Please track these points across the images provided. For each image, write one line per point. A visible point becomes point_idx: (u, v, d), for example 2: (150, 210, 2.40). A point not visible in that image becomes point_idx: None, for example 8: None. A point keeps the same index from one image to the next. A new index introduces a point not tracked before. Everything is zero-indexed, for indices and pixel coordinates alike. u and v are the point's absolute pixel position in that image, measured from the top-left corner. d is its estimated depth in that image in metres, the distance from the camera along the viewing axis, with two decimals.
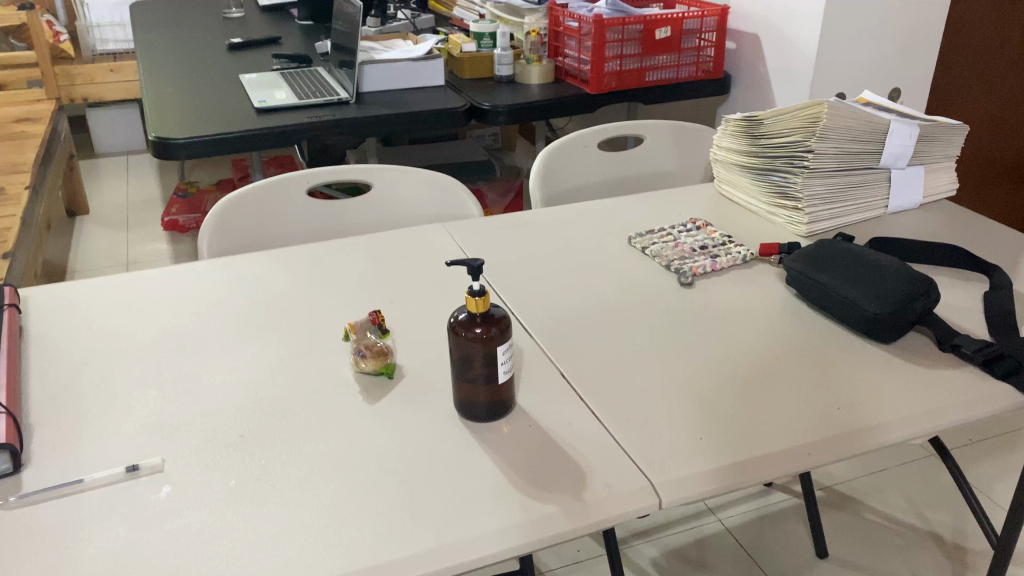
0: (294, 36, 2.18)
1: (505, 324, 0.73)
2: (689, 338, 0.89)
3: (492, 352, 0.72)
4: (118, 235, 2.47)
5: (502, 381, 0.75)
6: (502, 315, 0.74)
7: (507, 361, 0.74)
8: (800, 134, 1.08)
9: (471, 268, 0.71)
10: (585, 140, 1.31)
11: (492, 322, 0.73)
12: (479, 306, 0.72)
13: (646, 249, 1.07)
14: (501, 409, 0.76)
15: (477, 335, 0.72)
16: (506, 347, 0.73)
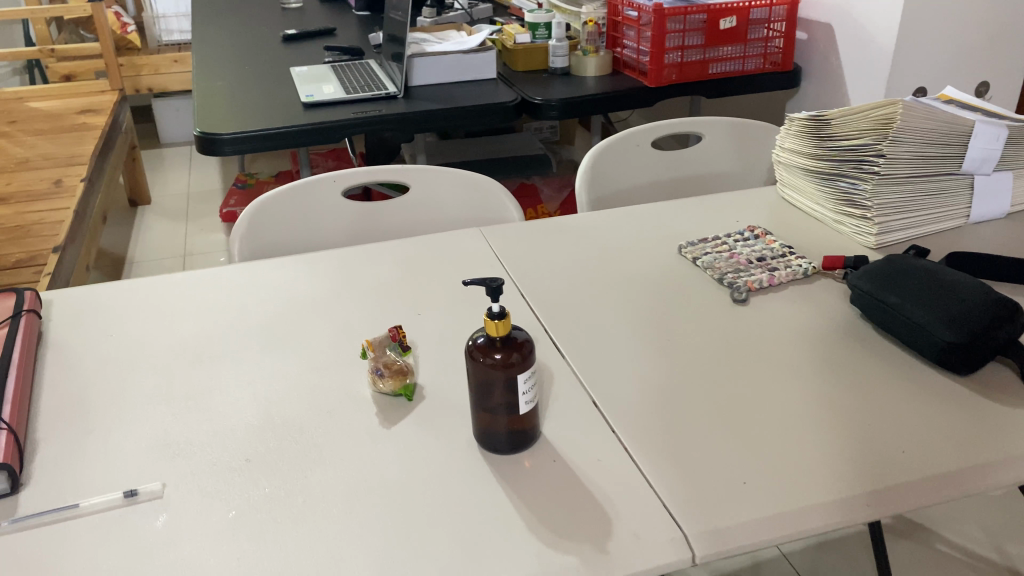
0: (349, 27, 2.14)
1: (528, 349, 0.67)
2: (739, 363, 0.81)
3: (513, 381, 0.67)
4: (178, 226, 2.49)
5: (525, 412, 0.68)
6: (525, 339, 0.68)
7: (529, 390, 0.68)
8: (870, 137, 0.98)
9: (489, 287, 0.65)
10: (636, 138, 1.23)
11: (512, 347, 0.67)
12: (498, 330, 0.66)
13: (698, 261, 0.99)
14: (524, 441, 0.70)
15: (495, 361, 0.66)
16: (528, 375, 0.67)
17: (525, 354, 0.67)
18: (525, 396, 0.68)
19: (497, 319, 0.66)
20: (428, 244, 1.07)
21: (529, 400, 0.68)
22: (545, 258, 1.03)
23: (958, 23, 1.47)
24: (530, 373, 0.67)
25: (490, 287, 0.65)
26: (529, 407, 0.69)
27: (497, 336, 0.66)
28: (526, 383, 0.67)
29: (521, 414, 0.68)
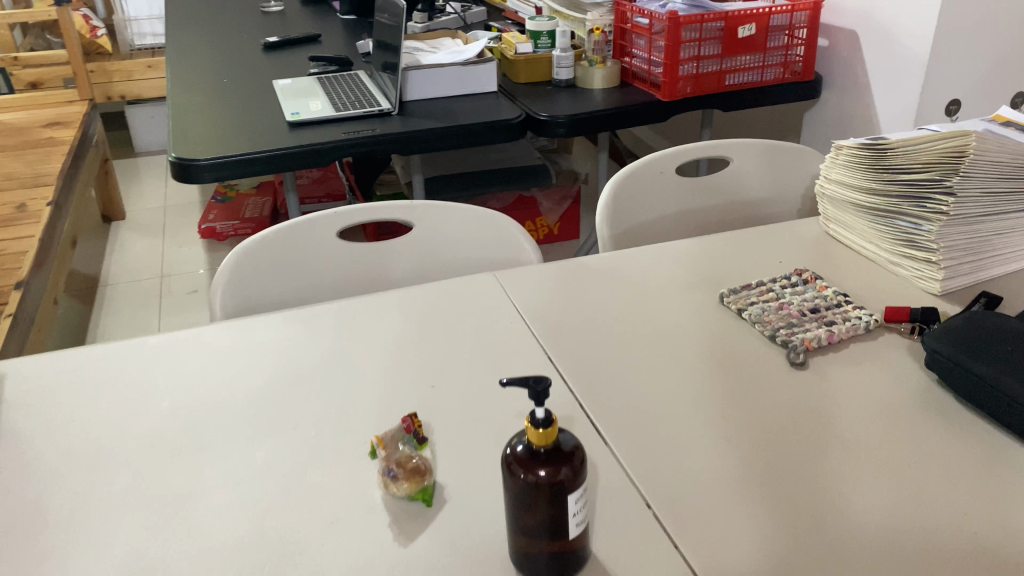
0: (334, 33, 2.01)
1: (578, 461, 0.56)
2: (810, 450, 0.70)
3: (561, 501, 0.55)
4: (154, 242, 2.35)
5: (573, 536, 0.57)
6: (574, 448, 0.56)
7: (579, 511, 0.56)
8: (936, 171, 0.87)
9: (532, 389, 0.54)
10: (661, 164, 1.12)
11: (560, 460, 0.55)
12: (543, 439, 0.55)
13: (743, 312, 0.88)
14: (571, 567, 0.58)
15: (540, 478, 0.55)
16: (579, 494, 0.55)
17: (575, 468, 0.55)
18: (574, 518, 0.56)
19: (541, 426, 0.54)
20: (436, 292, 0.95)
21: (578, 523, 0.56)
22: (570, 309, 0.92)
23: (997, 32, 1.37)
24: (581, 490, 0.55)
25: (534, 388, 0.54)
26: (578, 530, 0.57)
27: (540, 446, 0.55)
28: (576, 504, 0.55)
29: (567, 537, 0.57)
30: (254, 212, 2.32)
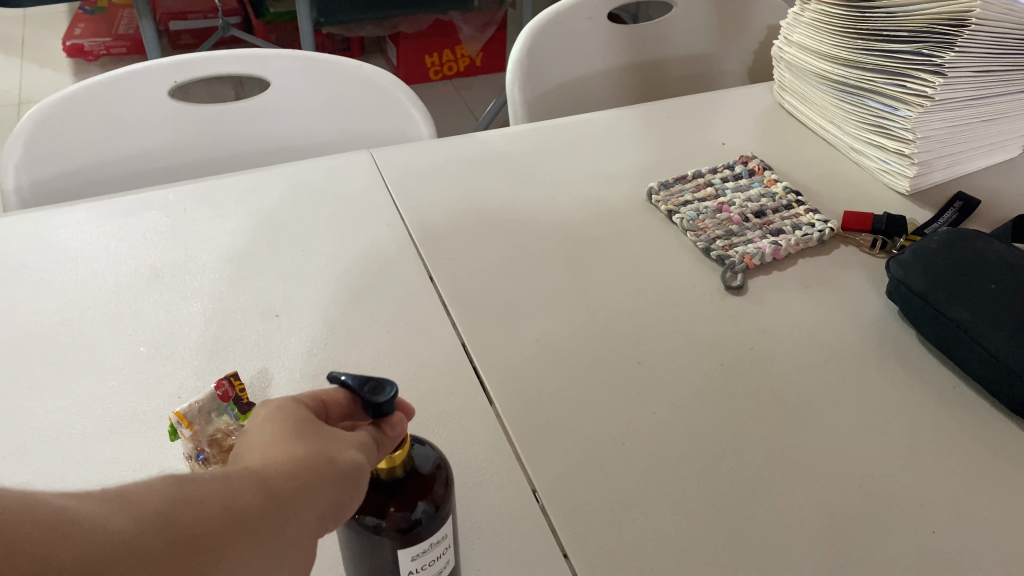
0: None
1: (443, 492, 0.39)
2: (741, 408, 0.56)
3: (400, 557, 0.38)
4: (10, 60, 2.03)
5: None
6: (439, 468, 0.40)
7: (433, 560, 0.40)
8: (926, 42, 0.69)
9: (384, 399, 0.35)
10: (590, 10, 0.98)
11: (422, 492, 0.38)
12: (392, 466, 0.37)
13: (674, 216, 0.72)
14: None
15: (383, 521, 0.37)
16: (437, 538, 0.39)
17: (437, 498, 0.39)
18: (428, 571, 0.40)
19: (389, 447, 0.36)
20: (306, 182, 0.77)
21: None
22: (463, 207, 0.74)
23: None
24: (441, 531, 0.39)
25: (381, 399, 0.35)
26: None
27: (387, 476, 0.38)
28: (431, 552, 0.39)
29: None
30: (128, 28, 2.04)
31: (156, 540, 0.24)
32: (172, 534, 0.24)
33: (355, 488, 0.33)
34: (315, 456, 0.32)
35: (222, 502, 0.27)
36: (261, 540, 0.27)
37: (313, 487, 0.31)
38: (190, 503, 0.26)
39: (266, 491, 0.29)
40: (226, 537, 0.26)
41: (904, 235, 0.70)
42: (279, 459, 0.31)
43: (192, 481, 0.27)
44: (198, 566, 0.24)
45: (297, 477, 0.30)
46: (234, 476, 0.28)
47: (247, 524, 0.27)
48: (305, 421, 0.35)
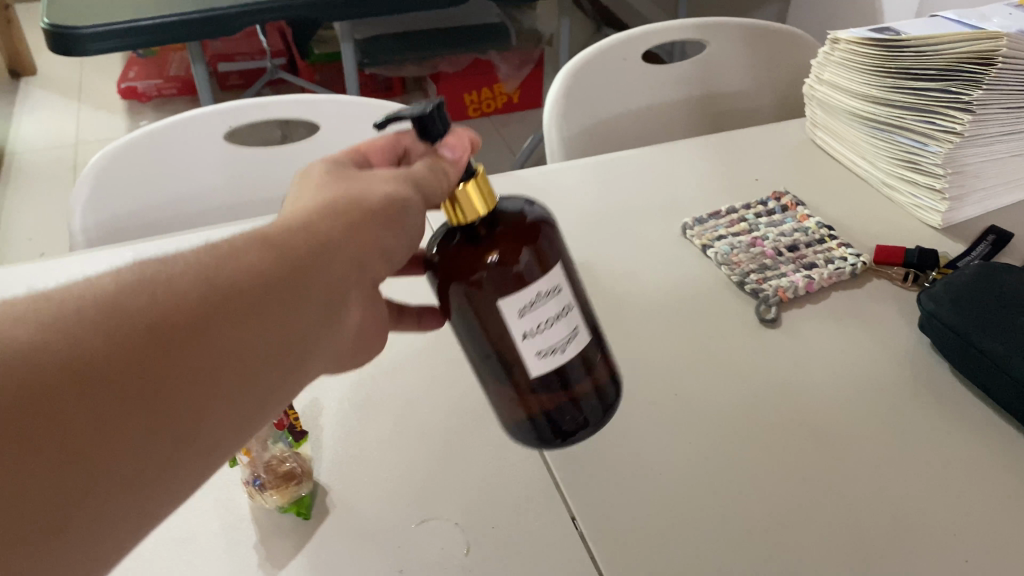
0: None
1: (547, 249, 0.42)
2: (775, 438, 0.57)
3: (513, 309, 0.41)
4: (69, 102, 2.13)
5: (564, 365, 0.43)
6: (544, 223, 0.43)
7: (555, 316, 0.42)
8: (954, 79, 0.71)
9: (432, 120, 0.40)
10: (625, 49, 1.01)
11: (523, 239, 0.42)
12: (471, 207, 0.41)
13: (708, 250, 0.74)
14: (592, 419, 0.47)
15: (492, 269, 0.41)
16: (548, 284, 0.41)
17: (540, 248, 0.42)
18: (554, 332, 0.42)
19: (455, 177, 0.41)
20: None
21: (553, 346, 0.42)
22: None
23: None
24: (552, 280, 0.41)
25: (428, 123, 0.40)
26: (575, 355, 0.44)
27: (476, 223, 0.42)
28: (546, 303, 0.41)
29: (560, 372, 0.44)
30: (179, 70, 2.13)
31: (141, 323, 0.30)
32: (163, 296, 0.31)
33: (395, 224, 0.40)
34: (340, 204, 0.39)
35: (216, 264, 0.33)
36: (267, 299, 0.34)
37: (336, 234, 0.38)
38: (184, 270, 0.32)
39: (269, 246, 0.35)
40: (225, 289, 0.33)
41: (936, 269, 0.71)
42: (303, 217, 0.38)
43: (188, 255, 0.33)
44: (198, 325, 0.31)
45: (312, 229, 0.37)
46: (228, 249, 0.34)
47: (241, 279, 0.33)
48: (345, 179, 0.42)
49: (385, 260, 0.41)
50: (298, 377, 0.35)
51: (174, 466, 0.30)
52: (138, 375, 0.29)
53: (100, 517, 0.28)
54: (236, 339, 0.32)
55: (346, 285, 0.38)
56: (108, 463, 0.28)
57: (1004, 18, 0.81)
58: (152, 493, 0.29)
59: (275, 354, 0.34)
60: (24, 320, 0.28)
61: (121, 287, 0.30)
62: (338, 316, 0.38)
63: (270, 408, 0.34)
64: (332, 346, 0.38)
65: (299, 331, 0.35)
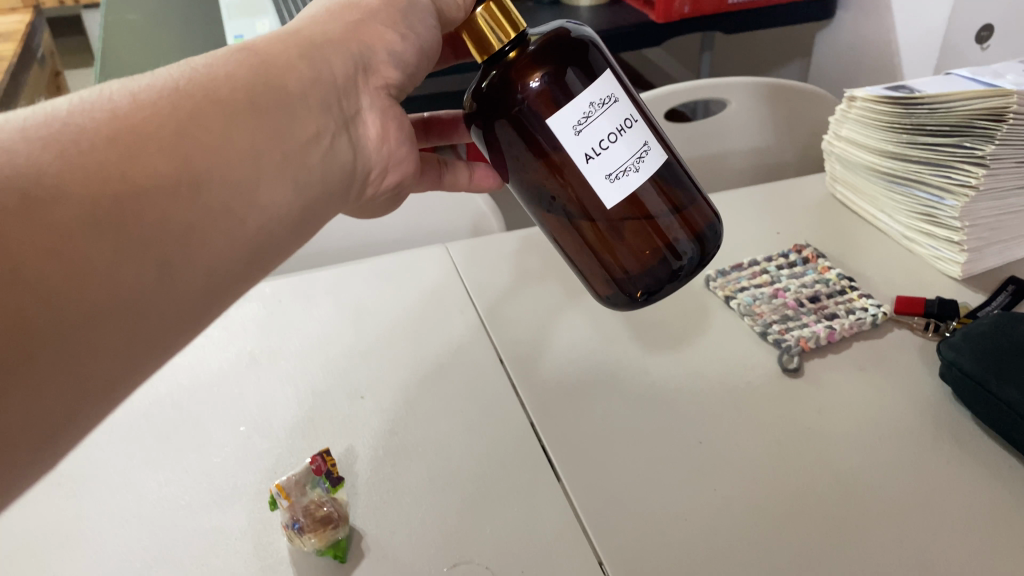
0: None
1: (592, 65, 0.48)
2: (797, 485, 0.59)
3: (567, 125, 0.47)
4: None
5: (634, 181, 0.50)
6: (584, 41, 0.49)
7: (615, 131, 0.48)
8: (967, 134, 0.73)
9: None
10: (648, 109, 1.04)
11: (561, 58, 0.48)
12: (492, 31, 0.49)
13: (731, 301, 0.76)
14: (687, 269, 0.54)
15: (535, 93, 0.48)
16: (599, 96, 0.48)
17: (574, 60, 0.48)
18: (619, 148, 0.49)
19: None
20: (386, 273, 0.84)
21: (622, 167, 0.49)
22: (532, 293, 0.80)
23: None
24: (603, 90, 0.48)
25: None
26: (651, 168, 0.50)
27: (506, 47, 0.49)
28: (600, 115, 0.48)
29: (634, 195, 0.50)
30: None
31: (127, 135, 0.35)
32: (148, 114, 0.37)
33: (399, 18, 0.51)
34: (342, 11, 0.50)
35: (190, 88, 0.39)
36: (242, 109, 0.40)
37: (338, 35, 0.48)
38: (163, 93, 0.38)
39: (247, 66, 0.42)
40: (203, 107, 0.39)
41: (956, 318, 0.72)
42: (315, 20, 0.49)
43: (167, 80, 0.39)
44: (180, 134, 0.37)
45: (313, 35, 0.47)
46: (186, 79, 0.40)
47: (205, 94, 0.39)
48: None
49: (393, 64, 0.51)
50: (285, 189, 0.42)
51: (168, 284, 0.36)
52: (140, 168, 0.35)
53: (98, 337, 0.33)
54: (218, 158, 0.38)
55: (339, 95, 0.47)
56: (102, 289, 0.33)
57: (1017, 75, 0.83)
58: (186, 248, 0.36)
59: (261, 163, 0.41)
60: (17, 143, 0.33)
61: (107, 114, 0.36)
62: (321, 138, 0.45)
63: (258, 223, 0.41)
64: (321, 161, 0.45)
65: (284, 143, 0.42)
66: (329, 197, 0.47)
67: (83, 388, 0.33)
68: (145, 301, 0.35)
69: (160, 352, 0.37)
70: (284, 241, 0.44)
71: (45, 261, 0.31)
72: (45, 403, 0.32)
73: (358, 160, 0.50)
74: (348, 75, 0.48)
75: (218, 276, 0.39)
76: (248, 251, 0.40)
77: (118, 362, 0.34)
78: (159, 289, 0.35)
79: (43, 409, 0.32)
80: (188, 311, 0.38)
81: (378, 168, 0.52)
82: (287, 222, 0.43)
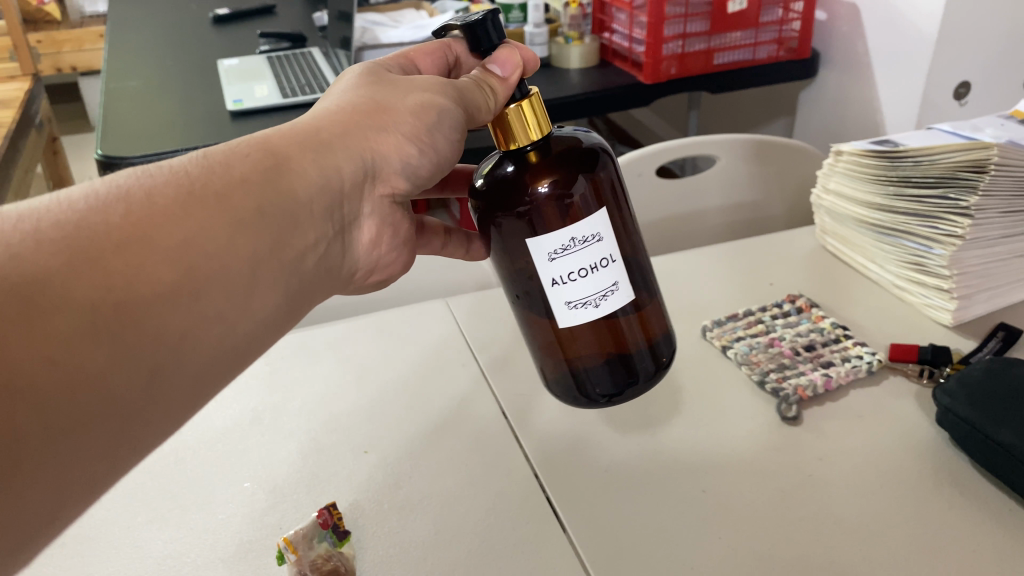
0: (294, 15, 1.96)
1: (591, 195, 0.52)
2: (801, 532, 0.59)
3: (547, 250, 0.51)
4: None
5: (593, 312, 0.53)
6: (595, 153, 0.53)
7: (589, 267, 0.52)
8: (952, 187, 0.76)
9: (490, 30, 0.53)
10: (640, 165, 1.07)
11: (571, 173, 0.51)
12: (523, 126, 0.52)
13: (729, 351, 0.78)
14: (642, 375, 0.57)
15: (542, 199, 0.51)
16: (584, 232, 0.51)
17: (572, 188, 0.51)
18: (588, 283, 0.52)
19: (502, 95, 0.52)
20: (388, 329, 0.85)
21: (584, 299, 0.53)
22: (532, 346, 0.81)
23: None
24: (590, 229, 0.51)
25: (484, 35, 0.53)
26: (614, 307, 0.54)
27: (525, 147, 0.53)
28: (580, 250, 0.51)
29: (594, 322, 0.54)
30: None
31: (133, 240, 0.38)
32: (157, 218, 0.39)
33: (424, 131, 0.51)
34: (371, 108, 0.51)
35: (201, 192, 0.41)
36: (242, 218, 0.42)
37: (355, 140, 0.49)
38: (176, 197, 0.40)
39: (260, 169, 0.44)
40: (210, 215, 0.41)
41: (950, 364, 0.73)
42: (337, 118, 0.50)
43: (181, 180, 0.41)
44: (181, 240, 0.39)
45: (330, 136, 0.49)
46: (198, 179, 0.42)
47: (212, 199, 0.41)
48: (382, 86, 0.53)
49: (404, 175, 0.52)
50: (276, 295, 0.44)
51: (155, 389, 0.38)
52: (139, 273, 0.37)
53: (84, 443, 0.36)
54: (217, 269, 0.40)
55: (342, 202, 0.49)
56: (89, 398, 0.35)
57: (996, 129, 0.86)
58: (173, 353, 0.39)
59: (258, 274, 0.43)
60: (29, 247, 0.35)
61: (117, 219, 0.38)
62: (316, 246, 0.47)
63: (248, 330, 0.43)
64: (313, 266, 0.47)
65: (282, 252, 0.44)
66: (315, 297, 0.49)
67: (63, 488, 0.36)
68: (130, 406, 0.37)
69: (140, 451, 0.39)
70: (272, 339, 0.46)
71: (40, 372, 0.34)
72: (24, 503, 0.34)
73: (347, 261, 0.52)
74: (354, 183, 0.49)
75: (206, 378, 0.41)
76: (235, 355, 0.42)
77: (99, 464, 0.37)
78: (146, 395, 0.38)
79: (25, 506, 0.34)
80: (173, 410, 0.40)
81: (367, 268, 0.55)
82: (273, 323, 0.45)
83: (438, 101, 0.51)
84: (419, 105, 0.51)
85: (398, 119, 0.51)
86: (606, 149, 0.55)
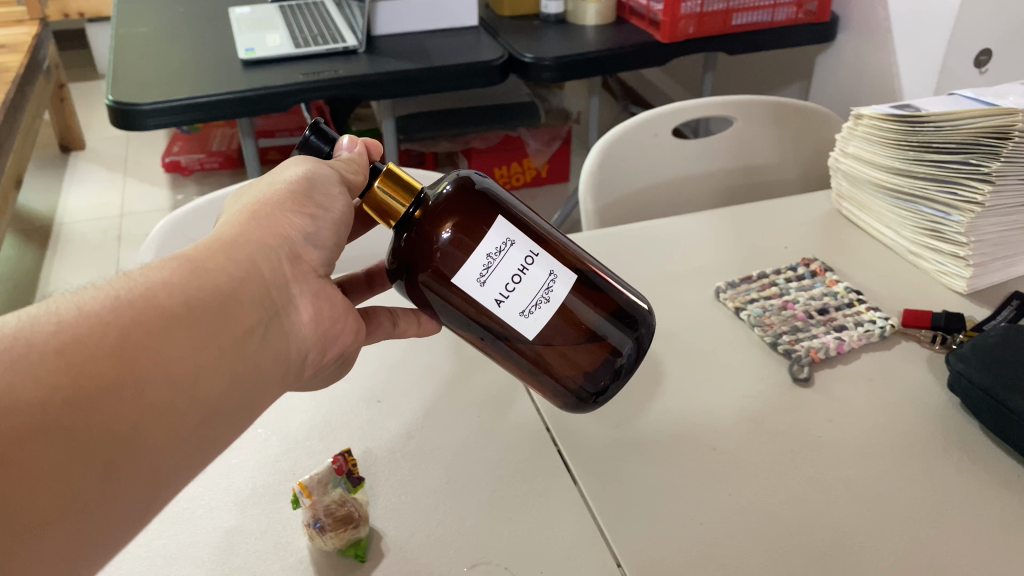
0: None
1: (488, 215, 0.49)
2: (810, 491, 0.59)
3: (470, 278, 0.47)
4: (116, 186, 2.29)
5: (541, 312, 0.48)
6: (483, 188, 0.50)
7: (517, 275, 0.47)
8: (971, 154, 0.75)
9: (316, 142, 0.52)
10: (653, 125, 1.07)
11: (462, 208, 0.49)
12: (393, 204, 0.50)
13: (741, 312, 0.78)
14: (626, 366, 0.54)
15: (447, 243, 0.48)
16: (494, 244, 0.47)
17: (466, 218, 0.48)
18: (525, 289, 0.47)
19: (364, 175, 0.53)
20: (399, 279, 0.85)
21: (533, 302, 0.48)
22: None
23: None
24: (497, 238, 0.47)
25: (315, 144, 0.52)
26: (564, 294, 0.49)
27: (409, 209, 0.50)
28: (499, 264, 0.47)
29: (550, 324, 0.49)
30: (220, 146, 2.34)
31: (66, 346, 0.35)
32: (92, 325, 0.37)
33: (305, 198, 0.50)
34: (255, 206, 0.49)
35: (129, 296, 0.39)
36: (169, 312, 0.40)
37: (258, 232, 0.47)
38: (108, 302, 0.38)
39: (181, 269, 0.42)
40: (141, 313, 0.38)
41: (963, 331, 0.73)
42: (237, 222, 0.48)
43: (110, 290, 0.39)
44: (117, 338, 0.37)
45: (233, 237, 0.46)
46: (119, 287, 0.40)
47: (139, 301, 0.39)
48: (257, 187, 0.51)
49: (311, 246, 0.49)
50: (226, 380, 0.42)
51: (113, 483, 0.36)
52: (79, 379, 0.35)
53: (54, 541, 0.33)
54: (158, 363, 0.38)
55: (272, 288, 0.46)
56: (51, 492, 0.33)
57: (1018, 95, 0.85)
58: (128, 445, 0.36)
59: (201, 364, 0.40)
60: None
61: (47, 333, 0.35)
62: (255, 330, 0.44)
63: (204, 413, 0.40)
64: (260, 351, 0.44)
65: (220, 339, 0.41)
66: (268, 385, 0.45)
67: None
68: (94, 495, 0.35)
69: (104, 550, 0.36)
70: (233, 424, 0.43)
71: None
72: None
73: (294, 348, 0.47)
74: (274, 267, 0.47)
75: (163, 470, 0.38)
76: (194, 440, 0.40)
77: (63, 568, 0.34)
78: (104, 490, 0.35)
79: None
80: (131, 508, 0.37)
81: (318, 351, 0.50)
82: (229, 411, 0.42)
83: (305, 177, 0.50)
84: (288, 188, 0.50)
85: (278, 206, 0.49)
86: (498, 188, 0.52)
